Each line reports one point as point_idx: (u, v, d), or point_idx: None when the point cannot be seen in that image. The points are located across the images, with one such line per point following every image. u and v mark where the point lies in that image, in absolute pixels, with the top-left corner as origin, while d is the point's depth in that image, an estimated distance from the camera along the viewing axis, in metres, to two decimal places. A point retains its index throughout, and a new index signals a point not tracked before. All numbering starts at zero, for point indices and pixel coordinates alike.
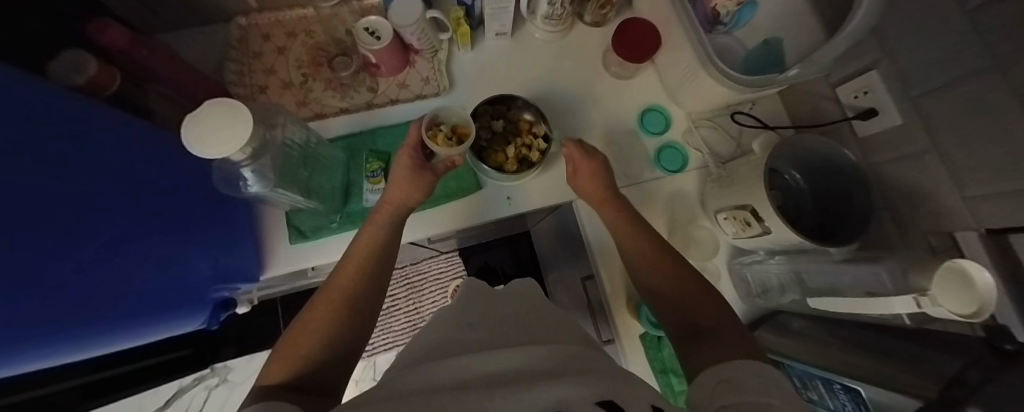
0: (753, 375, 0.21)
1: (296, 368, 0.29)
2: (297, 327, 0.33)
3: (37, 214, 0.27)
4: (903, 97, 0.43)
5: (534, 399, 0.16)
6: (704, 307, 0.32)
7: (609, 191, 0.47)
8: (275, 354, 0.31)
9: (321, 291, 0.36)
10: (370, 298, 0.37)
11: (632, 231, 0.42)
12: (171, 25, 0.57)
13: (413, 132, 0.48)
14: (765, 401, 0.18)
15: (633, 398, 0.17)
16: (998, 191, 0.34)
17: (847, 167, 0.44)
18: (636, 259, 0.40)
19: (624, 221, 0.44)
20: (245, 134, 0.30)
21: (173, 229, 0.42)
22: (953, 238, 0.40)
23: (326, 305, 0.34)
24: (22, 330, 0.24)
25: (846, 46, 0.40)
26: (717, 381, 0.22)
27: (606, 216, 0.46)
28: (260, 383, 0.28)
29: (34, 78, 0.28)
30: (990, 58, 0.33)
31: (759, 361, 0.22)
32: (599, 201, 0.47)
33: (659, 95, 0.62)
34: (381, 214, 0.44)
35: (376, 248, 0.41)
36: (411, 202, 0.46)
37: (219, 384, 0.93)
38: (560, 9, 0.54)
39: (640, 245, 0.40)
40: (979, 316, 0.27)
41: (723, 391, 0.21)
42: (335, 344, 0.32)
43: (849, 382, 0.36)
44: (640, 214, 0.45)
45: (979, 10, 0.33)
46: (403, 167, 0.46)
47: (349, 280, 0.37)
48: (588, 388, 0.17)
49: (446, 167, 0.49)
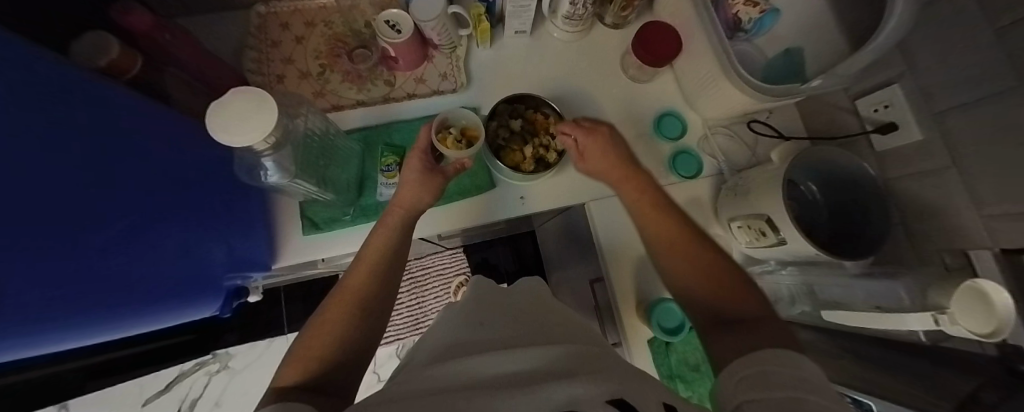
0: (756, 375, 0.21)
1: (310, 371, 0.29)
2: (311, 329, 0.33)
3: (53, 197, 0.27)
4: (926, 113, 0.43)
5: (549, 397, 0.16)
6: (727, 297, 0.31)
7: (628, 166, 0.45)
8: (290, 356, 0.31)
9: (334, 292, 0.36)
10: (381, 300, 0.37)
11: (662, 219, 0.39)
12: (190, 10, 0.57)
13: (422, 135, 0.47)
14: (795, 395, 0.18)
15: (647, 398, 0.17)
16: (1018, 210, 0.34)
17: (864, 180, 0.44)
18: (675, 265, 0.36)
19: (664, 223, 0.39)
20: (267, 125, 0.30)
21: (191, 217, 0.42)
22: (968, 257, 0.40)
23: (340, 306, 0.34)
24: (35, 312, 0.24)
25: (871, 59, 0.40)
26: (743, 375, 0.22)
27: (629, 199, 0.43)
28: (276, 384, 0.28)
29: (56, 59, 0.28)
30: (1016, 77, 0.33)
31: (779, 351, 0.22)
32: (623, 180, 0.45)
33: (676, 100, 0.62)
34: (391, 217, 0.44)
35: (389, 248, 0.41)
36: (422, 205, 0.46)
37: (220, 370, 0.94)
38: (582, 9, 0.54)
39: (674, 234, 0.38)
40: (996, 337, 0.27)
41: (754, 383, 0.20)
42: (346, 346, 0.32)
43: (857, 394, 0.37)
44: (666, 196, 0.43)
45: (1009, 27, 0.33)
46: (413, 170, 0.45)
47: (361, 281, 0.37)
48: (601, 387, 0.17)
49: (456, 170, 0.47)
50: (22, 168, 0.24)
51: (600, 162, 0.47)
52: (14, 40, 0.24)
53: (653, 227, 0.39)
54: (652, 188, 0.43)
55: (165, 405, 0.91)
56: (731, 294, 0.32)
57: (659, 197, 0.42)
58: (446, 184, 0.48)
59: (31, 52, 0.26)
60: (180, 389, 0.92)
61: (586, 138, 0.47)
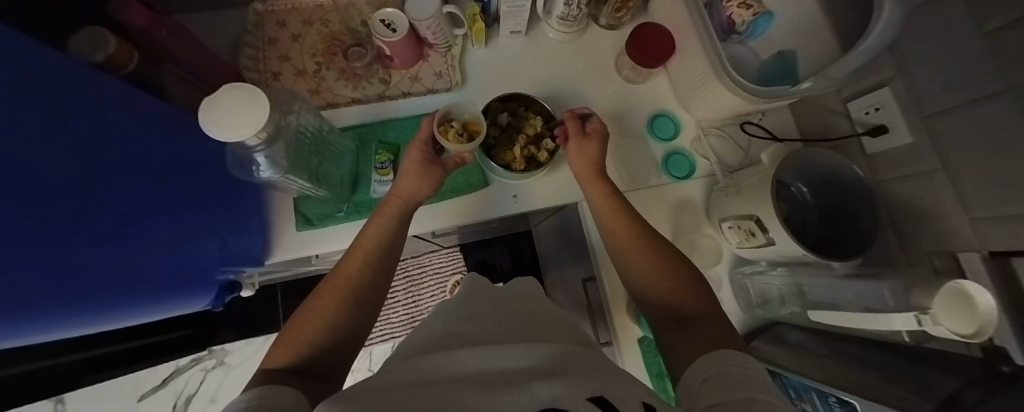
0: (726, 374, 0.22)
1: (299, 354, 0.29)
2: (303, 313, 0.33)
3: (48, 190, 0.27)
4: (916, 116, 0.43)
5: (531, 394, 0.16)
6: (700, 304, 0.33)
7: (599, 170, 0.47)
8: (279, 339, 0.32)
9: (328, 278, 0.36)
10: (375, 288, 0.37)
11: (626, 222, 0.42)
12: (188, 7, 0.57)
13: (425, 126, 0.48)
14: (749, 396, 0.19)
15: (626, 396, 0.17)
16: (1006, 214, 0.34)
17: (852, 182, 0.44)
18: (637, 263, 0.39)
19: (626, 227, 0.42)
20: (261, 120, 0.30)
21: (185, 209, 0.43)
22: (958, 260, 0.40)
23: (334, 292, 0.35)
24: (31, 304, 0.24)
25: (860, 62, 0.40)
26: (704, 378, 0.23)
27: (594, 197, 0.46)
28: (265, 365, 0.29)
29: (49, 54, 0.29)
30: (1004, 81, 0.33)
31: (753, 360, 0.23)
32: (588, 182, 0.47)
33: (670, 101, 0.62)
34: (390, 206, 0.44)
35: (385, 237, 0.41)
36: (419, 197, 0.46)
37: (215, 367, 0.94)
38: (576, 10, 0.54)
39: (631, 233, 0.41)
40: (981, 336, 0.28)
41: (712, 385, 0.22)
42: (336, 332, 0.32)
43: (844, 395, 0.35)
44: (626, 207, 0.44)
45: (995, 32, 0.33)
46: (414, 162, 0.46)
47: (356, 269, 0.37)
48: (579, 382, 0.17)
49: (456, 163, 0.47)
50: (14, 160, 0.24)
51: (593, 152, 0.48)
52: (8, 33, 0.25)
53: (614, 231, 0.42)
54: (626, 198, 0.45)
55: (161, 401, 0.91)
56: (702, 298, 0.34)
57: (627, 204, 0.44)
58: (445, 178, 0.48)
59: (25, 47, 0.26)
60: (176, 385, 0.92)
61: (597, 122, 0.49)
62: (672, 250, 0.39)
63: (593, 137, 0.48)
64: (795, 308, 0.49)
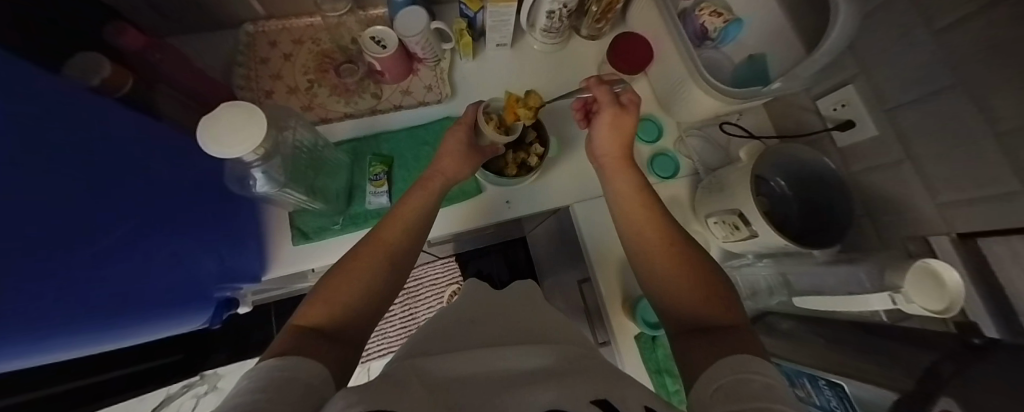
0: (744, 381, 0.23)
1: (333, 315, 0.30)
2: (338, 269, 0.34)
3: (42, 211, 0.27)
4: (880, 111, 0.46)
5: (528, 402, 0.16)
6: (696, 297, 0.36)
7: (626, 148, 0.51)
8: (312, 294, 0.32)
9: (366, 240, 0.37)
10: (406, 261, 0.38)
11: (639, 201, 0.46)
12: (179, 30, 0.58)
13: (471, 111, 0.50)
14: (764, 405, 0.19)
15: (627, 398, 0.18)
16: (970, 197, 0.37)
17: (826, 174, 0.47)
18: (650, 243, 0.42)
19: (646, 215, 0.44)
20: (257, 136, 0.31)
21: (185, 227, 0.43)
22: (928, 243, 0.42)
23: (371, 256, 0.35)
24: (26, 327, 0.24)
25: (824, 61, 0.43)
26: (716, 386, 0.24)
27: (617, 169, 0.50)
28: (301, 319, 0.29)
29: (47, 86, 0.29)
30: (956, 76, 0.36)
31: (756, 362, 0.25)
32: (617, 154, 0.50)
33: (652, 106, 0.65)
34: (432, 182, 0.45)
35: (422, 212, 0.41)
36: (459, 178, 0.47)
37: (208, 391, 0.83)
38: (558, 23, 0.57)
39: (649, 210, 0.45)
40: (950, 312, 0.29)
41: (728, 394, 0.23)
42: (370, 296, 0.33)
43: (833, 377, 0.37)
44: (649, 187, 0.48)
45: (944, 32, 0.36)
46: (458, 141, 0.48)
47: (395, 236, 0.38)
48: (582, 389, 0.17)
49: (494, 151, 0.51)
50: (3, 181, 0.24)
51: (625, 124, 0.50)
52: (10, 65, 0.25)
53: (630, 211, 0.46)
54: (648, 189, 0.47)
55: None
56: (713, 299, 0.35)
57: (646, 189, 0.47)
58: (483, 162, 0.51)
59: (26, 76, 0.27)
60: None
61: (631, 93, 0.51)
62: (673, 242, 0.41)
63: (630, 110, 0.50)
64: (784, 297, 0.51)
